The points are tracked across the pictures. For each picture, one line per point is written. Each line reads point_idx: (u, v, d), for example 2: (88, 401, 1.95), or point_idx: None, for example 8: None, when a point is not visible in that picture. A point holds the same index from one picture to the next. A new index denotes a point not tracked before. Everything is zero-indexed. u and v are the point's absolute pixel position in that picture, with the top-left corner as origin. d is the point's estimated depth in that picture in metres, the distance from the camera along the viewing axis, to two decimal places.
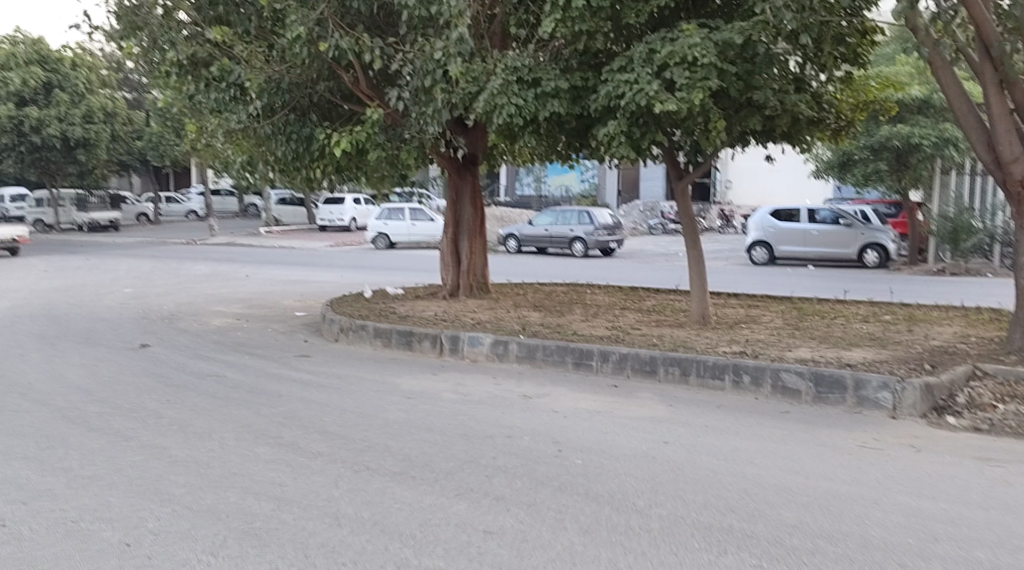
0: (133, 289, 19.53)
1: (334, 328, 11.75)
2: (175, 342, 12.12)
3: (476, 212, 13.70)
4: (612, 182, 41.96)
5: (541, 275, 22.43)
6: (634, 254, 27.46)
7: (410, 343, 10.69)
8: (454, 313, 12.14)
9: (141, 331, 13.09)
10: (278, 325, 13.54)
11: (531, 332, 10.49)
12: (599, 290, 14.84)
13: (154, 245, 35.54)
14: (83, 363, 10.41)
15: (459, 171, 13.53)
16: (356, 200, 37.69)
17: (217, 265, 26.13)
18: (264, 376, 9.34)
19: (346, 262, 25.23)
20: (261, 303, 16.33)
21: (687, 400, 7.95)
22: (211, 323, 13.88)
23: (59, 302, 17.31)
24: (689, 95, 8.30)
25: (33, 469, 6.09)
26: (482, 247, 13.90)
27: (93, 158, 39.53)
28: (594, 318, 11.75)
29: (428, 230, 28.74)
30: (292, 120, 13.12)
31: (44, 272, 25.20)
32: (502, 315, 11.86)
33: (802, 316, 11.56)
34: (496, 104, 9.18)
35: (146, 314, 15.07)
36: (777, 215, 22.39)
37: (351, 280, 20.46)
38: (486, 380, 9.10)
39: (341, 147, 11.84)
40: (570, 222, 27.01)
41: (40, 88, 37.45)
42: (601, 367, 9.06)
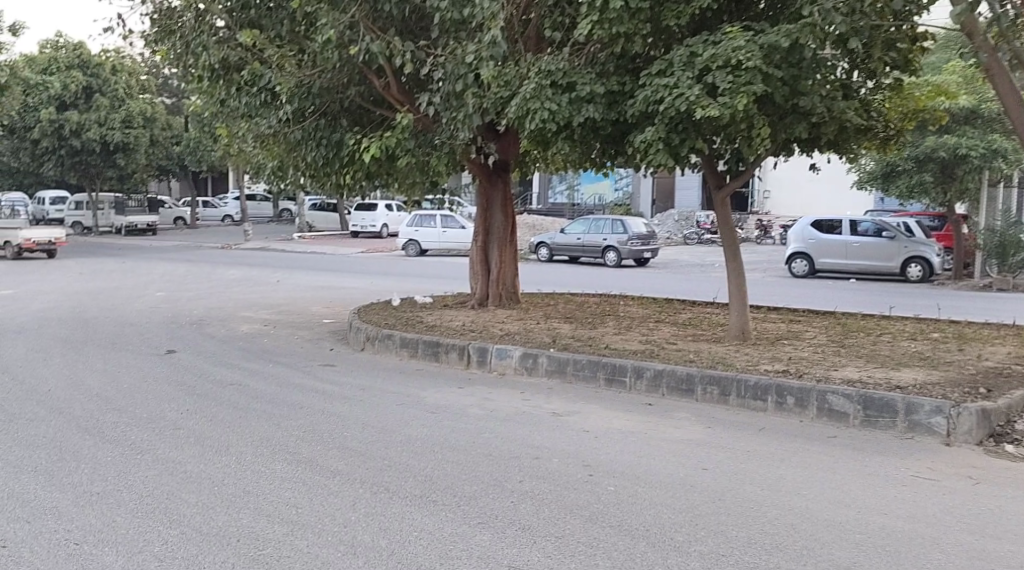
0: (164, 293, 19.46)
1: (359, 337, 11.47)
2: (200, 348, 11.90)
3: (507, 220, 13.38)
4: (647, 190, 41.54)
5: (573, 284, 22.06)
6: (669, 264, 27.01)
7: (436, 354, 10.38)
8: (483, 323, 11.83)
9: (166, 336, 12.90)
10: (305, 332, 13.30)
11: (562, 345, 10.15)
12: (632, 302, 14.46)
13: (189, 249, 35.68)
14: (106, 368, 10.21)
15: (490, 178, 13.21)
16: (389, 206, 37.58)
17: (250, 269, 26.09)
18: (286, 387, 9.06)
19: (377, 269, 25.04)
20: (289, 310, 16.10)
21: (726, 422, 7.56)
22: (238, 329, 13.67)
23: (90, 305, 17.24)
24: (732, 101, 7.97)
25: (41, 483, 5.83)
26: (514, 256, 13.58)
27: (131, 162, 39.82)
28: (627, 330, 11.39)
29: (460, 237, 28.49)
30: (322, 125, 12.80)
31: (78, 275, 25.29)
32: (533, 327, 11.53)
33: (845, 332, 11.12)
34: (529, 108, 8.86)
35: (174, 318, 14.90)
36: (818, 226, 21.86)
37: (381, 287, 20.22)
38: (515, 395, 8.76)
39: (371, 153, 11.60)
40: (603, 231, 26.57)
41: (80, 92, 37.88)
42: (635, 384, 8.69)
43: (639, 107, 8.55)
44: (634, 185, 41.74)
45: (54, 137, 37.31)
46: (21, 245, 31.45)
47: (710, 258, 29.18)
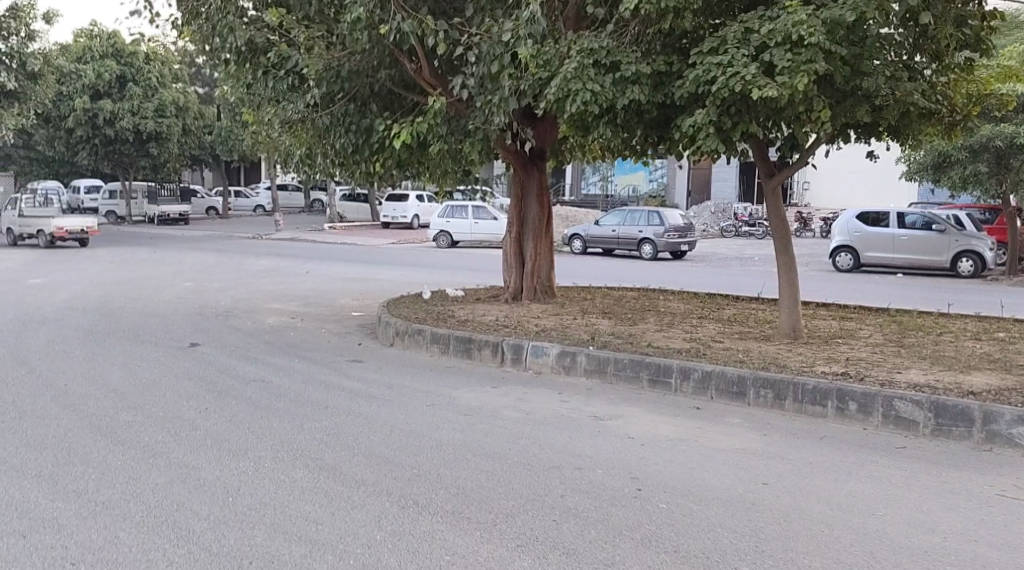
0: (192, 283, 19.13)
1: (388, 331, 11.00)
2: (226, 340, 11.48)
3: (542, 210, 12.83)
4: (682, 182, 40.78)
5: (609, 277, 21.46)
6: (706, 257, 26.32)
7: (469, 351, 9.88)
8: (518, 318, 11.31)
9: (191, 327, 12.49)
10: (333, 325, 12.86)
11: (601, 342, 9.61)
12: (673, 296, 13.86)
13: (220, 239, 35.49)
14: (126, 362, 9.80)
15: (525, 166, 12.67)
16: (420, 197, 37.12)
17: (279, 260, 25.73)
18: (312, 384, 8.59)
19: (408, 260, 24.58)
20: (318, 302, 15.66)
21: (782, 429, 6.99)
22: (265, 321, 13.24)
23: (116, 295, 16.92)
24: (791, 81, 7.43)
25: (43, 490, 5.38)
26: (549, 248, 13.02)
27: (164, 152, 39.74)
28: (670, 327, 10.82)
29: (492, 228, 27.94)
30: (351, 110, 12.37)
31: (109, 264, 25.09)
32: (571, 322, 11.00)
33: (903, 331, 10.50)
34: (570, 90, 8.29)
35: (200, 309, 14.52)
36: (863, 219, 21.04)
37: (412, 278, 19.76)
38: (553, 396, 8.22)
39: (401, 139, 11.18)
40: (639, 223, 25.90)
41: (114, 81, 37.60)
42: (681, 386, 8.12)
43: (688, 88, 8.01)
44: (669, 176, 40.98)
45: (87, 127, 37.28)
46: (53, 233, 31.38)
47: (748, 251, 28.43)
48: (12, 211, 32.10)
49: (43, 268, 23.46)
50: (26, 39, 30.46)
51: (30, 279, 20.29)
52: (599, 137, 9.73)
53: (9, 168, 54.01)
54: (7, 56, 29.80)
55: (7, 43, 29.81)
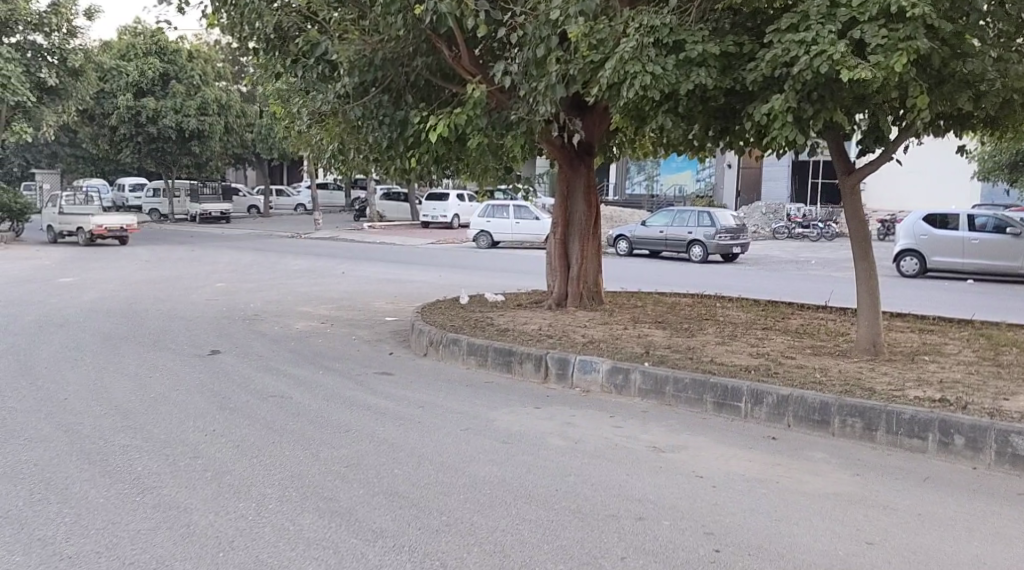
0: (224, 283, 18.45)
1: (422, 340, 10.12)
2: (252, 345, 10.69)
3: (590, 209, 11.88)
4: (731, 181, 39.36)
5: (659, 281, 20.42)
6: (759, 260, 25.13)
7: (509, 365, 8.95)
8: (564, 327, 10.40)
9: (214, 331, 11.72)
10: (364, 331, 12.02)
11: (657, 357, 8.65)
12: (731, 304, 12.84)
13: (261, 238, 34.96)
14: (140, 371, 9.04)
15: (572, 162, 11.73)
16: (461, 196, 36.28)
17: (317, 260, 25.02)
18: (336, 401, 7.74)
19: (447, 261, 23.72)
20: (351, 305, 14.85)
21: (876, 468, 6.02)
22: (293, 326, 12.45)
23: (144, 294, 16.27)
24: (887, 61, 6.50)
25: (5, 538, 4.58)
26: (597, 250, 12.06)
27: (206, 150, 39.42)
28: (732, 339, 9.84)
29: (534, 229, 26.96)
30: (385, 102, 11.43)
31: (145, 262, 24.59)
32: (622, 332, 10.07)
33: (995, 347, 9.43)
34: (627, 73, 7.36)
35: (228, 312, 13.77)
36: (930, 221, 19.76)
37: (452, 281, 18.89)
38: (604, 419, 7.27)
39: (437, 132, 10.37)
40: (688, 224, 24.75)
41: (157, 79, 37.38)
42: (752, 412, 7.20)
43: (762, 71, 7.09)
44: (717, 176, 39.64)
45: (130, 124, 37.03)
46: (92, 231, 31.05)
47: (803, 254, 27.20)
48: (53, 208, 31.85)
49: (78, 266, 22.97)
50: (68, 35, 30.17)
51: (61, 277, 19.79)
52: (656, 128, 8.77)
53: (56, 165, 54.22)
54: (48, 52, 29.49)
55: (48, 40, 29.50)
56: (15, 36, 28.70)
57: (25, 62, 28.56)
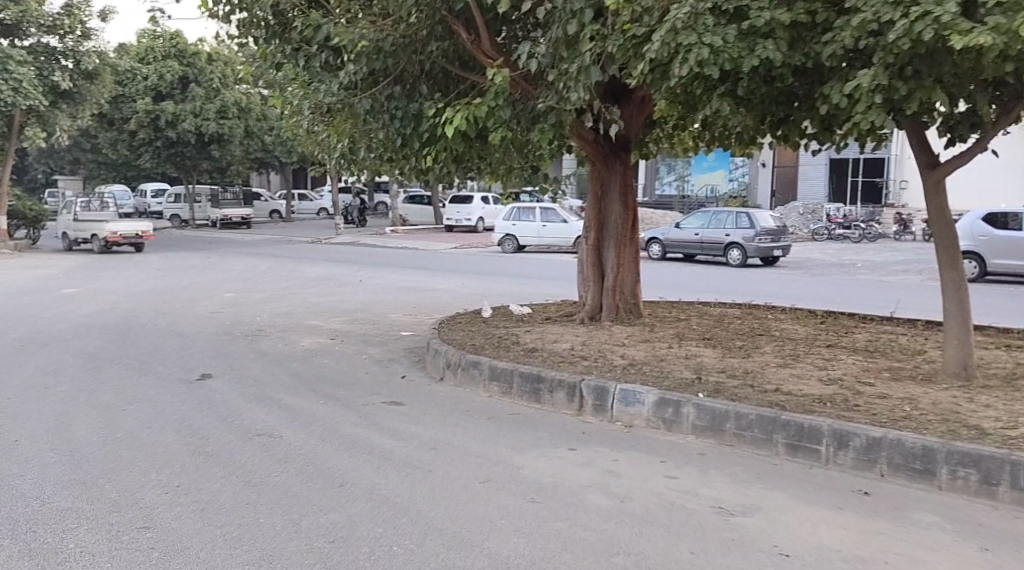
0: (234, 294, 17.39)
1: (439, 362, 8.90)
2: (248, 367, 9.52)
3: (627, 211, 10.61)
4: (765, 181, 37.73)
5: (697, 287, 19.08)
6: (801, 264, 23.71)
7: (537, 394, 7.71)
8: (600, 344, 9.18)
9: (209, 350, 10.56)
10: (377, 349, 10.83)
11: (710, 386, 7.38)
12: (784, 316, 11.55)
13: (281, 243, 33.94)
14: (114, 400, 7.89)
15: (606, 159, 10.50)
16: (485, 199, 35.05)
17: (334, 267, 23.85)
18: (331, 440, 6.55)
19: (471, 267, 22.52)
20: (364, 318, 13.67)
21: (1007, 542, 4.79)
22: (298, 342, 11.29)
23: (145, 307, 15.20)
24: (1007, 23, 5.37)
25: None
26: (635, 257, 10.78)
27: (226, 153, 38.55)
28: (795, 361, 8.57)
29: (561, 232, 25.62)
30: (397, 93, 10.31)
31: (158, 270, 23.60)
32: (667, 352, 8.82)
33: None
34: (678, 46, 6.17)
35: (231, 327, 12.62)
36: (992, 220, 18.31)
37: (475, 289, 17.68)
38: (654, 465, 6.05)
39: (454, 125, 9.22)
40: (725, 226, 23.38)
41: (176, 82, 36.41)
42: (834, 456, 5.97)
43: (845, 39, 5.91)
44: (751, 176, 38.07)
45: (149, 128, 36.16)
46: (107, 238, 30.14)
47: (846, 256, 25.79)
48: (68, 215, 31.01)
49: (88, 276, 21.94)
50: (82, 38, 29.25)
51: (65, 288, 18.77)
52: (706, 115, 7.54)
53: (78, 172, 53.63)
54: (62, 55, 28.58)
55: (62, 42, 28.58)
56: (27, 37, 27.80)
57: (38, 64, 27.68)
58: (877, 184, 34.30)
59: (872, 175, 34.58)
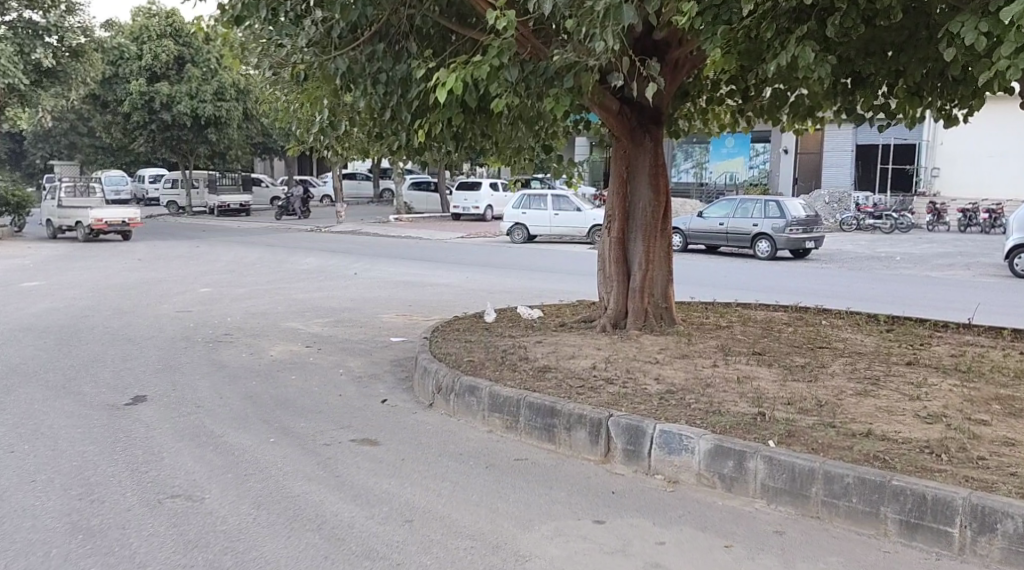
0: (211, 289, 15.59)
1: (427, 384, 7.14)
2: (196, 388, 7.76)
3: (659, 197, 8.84)
4: (788, 168, 35.69)
5: (724, 282, 17.22)
6: (834, 257, 21.88)
7: (550, 432, 5.96)
8: (628, 361, 7.40)
9: (155, 364, 8.80)
10: (358, 361, 9.09)
11: (779, 425, 5.61)
12: (841, 322, 9.78)
13: (278, 232, 32.12)
14: (4, 436, 6.15)
15: (633, 133, 8.78)
16: (494, 185, 33.22)
17: (329, 258, 22.01)
18: (270, 506, 4.80)
19: (477, 258, 20.71)
20: (350, 319, 11.90)
21: None
22: (266, 352, 9.54)
23: (102, 304, 13.42)
24: None
25: None
26: (666, 252, 9.01)
27: (224, 137, 36.72)
28: (877, 386, 6.79)
29: (573, 220, 23.79)
30: (380, 52, 8.58)
31: (139, 261, 21.78)
32: (713, 372, 7.03)
33: None
34: None
35: (193, 331, 10.86)
36: None
37: (481, 285, 15.88)
38: (715, 554, 4.32)
39: (449, 87, 7.44)
40: (752, 216, 21.54)
41: (172, 63, 34.53)
42: (971, 543, 4.30)
43: None
44: (773, 162, 36.14)
45: (143, 111, 34.25)
46: (92, 226, 28.32)
47: (882, 249, 23.92)
48: (52, 201, 29.22)
49: (59, 266, 20.10)
50: (66, 12, 27.17)
51: (27, 281, 16.93)
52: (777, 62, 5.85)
53: (75, 156, 51.73)
54: (45, 30, 26.50)
55: (45, 16, 26.48)
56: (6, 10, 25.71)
57: (18, 41, 25.65)
58: (907, 171, 32.25)
59: (903, 163, 32.52)
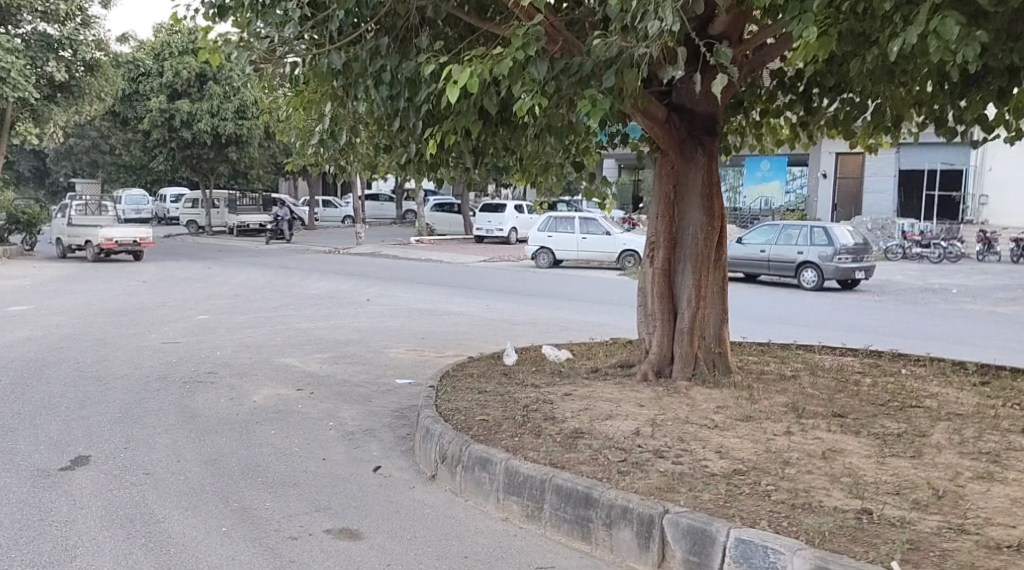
0: (209, 316, 14.25)
1: (429, 451, 5.74)
2: (152, 448, 6.39)
3: (712, 221, 7.42)
4: (826, 192, 33.81)
5: (771, 315, 15.68)
6: (885, 288, 20.26)
7: (585, 529, 4.57)
8: (679, 425, 5.96)
9: (115, 412, 7.43)
10: (354, 411, 7.69)
11: (896, 535, 4.18)
12: (924, 372, 8.30)
13: (295, 253, 30.88)
14: None
15: (683, 146, 7.39)
16: (519, 207, 31.88)
17: (344, 282, 20.67)
18: None
19: (501, 285, 19.29)
20: (352, 355, 10.51)
21: None
22: (248, 396, 8.17)
23: (84, 333, 12.09)
24: None
25: None
26: (721, 286, 7.57)
27: (245, 156, 35.58)
28: (1002, 466, 5.32)
29: (602, 244, 22.42)
30: (385, 46, 7.24)
31: (144, 283, 20.52)
32: (788, 444, 5.59)
33: None
34: None
35: (174, 369, 9.51)
36: None
37: (505, 314, 14.48)
38: None
39: (462, 85, 6.09)
40: (797, 242, 20.03)
41: (193, 80, 33.26)
42: None
43: None
44: (810, 187, 34.20)
45: (163, 128, 33.19)
46: (101, 245, 27.20)
47: (935, 280, 22.27)
48: (63, 219, 28.14)
49: (59, 289, 18.89)
50: (82, 25, 24.63)
51: (16, 305, 15.66)
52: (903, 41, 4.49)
53: (98, 174, 50.92)
54: (59, 44, 24.13)
55: (59, 29, 24.15)
56: (17, 23, 23.38)
57: (30, 55, 23.29)
58: (954, 199, 30.52)
59: (949, 189, 30.85)
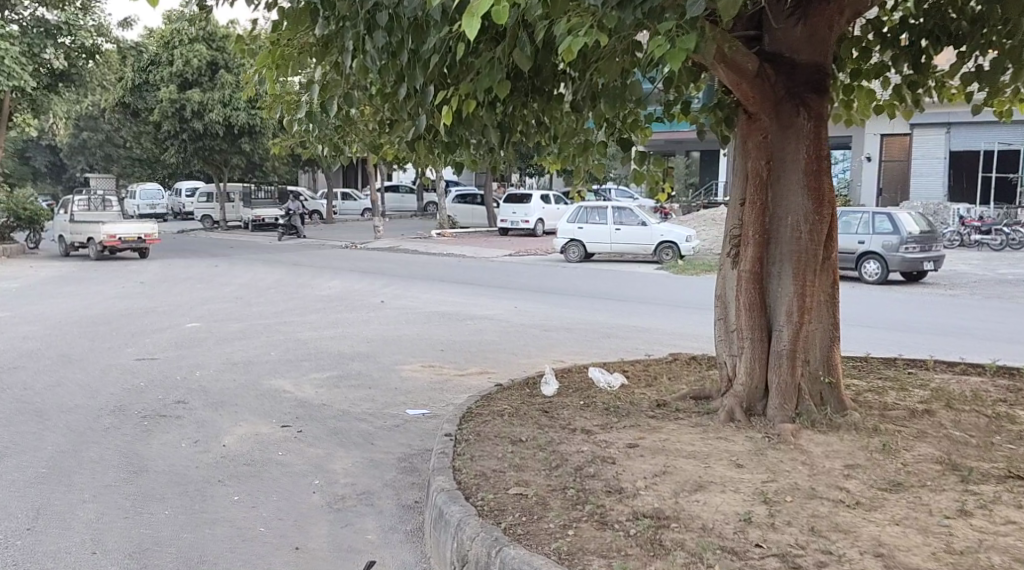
0: (200, 324, 12.51)
1: (445, 548, 3.97)
2: (66, 530, 4.66)
3: (820, 208, 5.56)
4: (871, 179, 31.33)
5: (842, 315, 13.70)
6: (954, 280, 18.24)
7: None
8: (805, 501, 4.14)
9: (37, 468, 5.69)
10: (349, 459, 5.92)
11: None
12: None
13: (310, 248, 29.23)
14: None
15: (780, 107, 5.54)
16: (545, 196, 30.04)
17: (360, 281, 18.92)
18: None
19: (531, 282, 17.44)
20: (356, 374, 8.72)
21: None
22: (217, 439, 6.41)
23: (48, 348, 10.33)
24: None
25: None
26: (830, 292, 5.72)
27: (259, 148, 33.70)
28: None
29: (639, 236, 20.55)
30: None
31: (143, 284, 18.85)
32: (978, 539, 3.77)
33: None
34: None
35: (136, 398, 7.74)
36: None
37: (537, 318, 12.66)
38: None
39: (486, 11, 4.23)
40: (855, 230, 17.98)
41: (205, 68, 31.15)
42: None
43: None
44: (855, 173, 32.01)
45: (173, 119, 31.27)
46: (104, 242, 25.50)
47: (1005, 269, 20.22)
48: (65, 215, 26.55)
49: (47, 292, 17.19)
50: (82, 9, 22.16)
51: None
52: None
53: (112, 169, 49.32)
54: (58, 30, 21.61)
55: (58, 13, 21.68)
56: (13, 6, 20.89)
57: (26, 41, 20.88)
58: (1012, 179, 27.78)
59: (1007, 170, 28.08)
